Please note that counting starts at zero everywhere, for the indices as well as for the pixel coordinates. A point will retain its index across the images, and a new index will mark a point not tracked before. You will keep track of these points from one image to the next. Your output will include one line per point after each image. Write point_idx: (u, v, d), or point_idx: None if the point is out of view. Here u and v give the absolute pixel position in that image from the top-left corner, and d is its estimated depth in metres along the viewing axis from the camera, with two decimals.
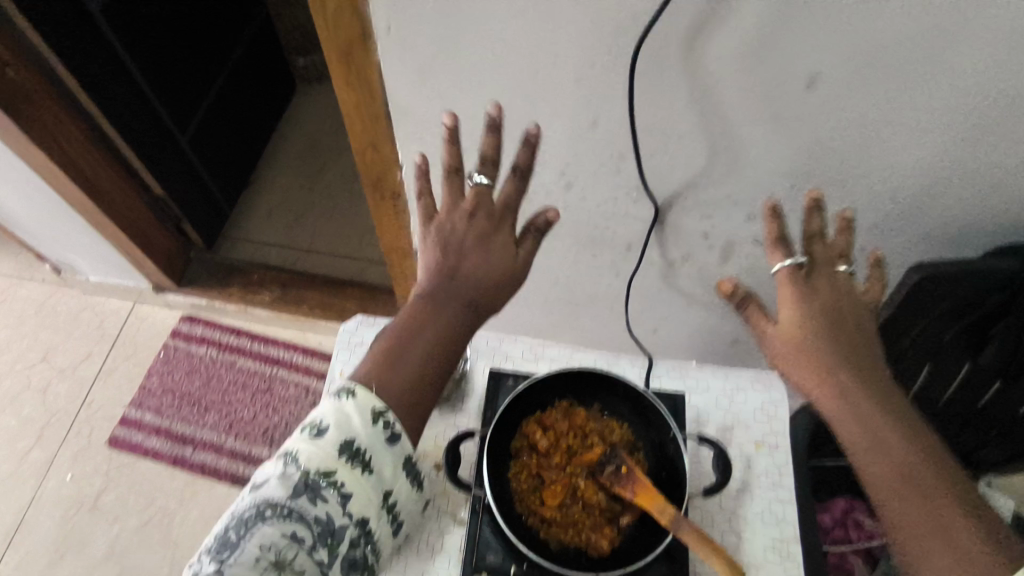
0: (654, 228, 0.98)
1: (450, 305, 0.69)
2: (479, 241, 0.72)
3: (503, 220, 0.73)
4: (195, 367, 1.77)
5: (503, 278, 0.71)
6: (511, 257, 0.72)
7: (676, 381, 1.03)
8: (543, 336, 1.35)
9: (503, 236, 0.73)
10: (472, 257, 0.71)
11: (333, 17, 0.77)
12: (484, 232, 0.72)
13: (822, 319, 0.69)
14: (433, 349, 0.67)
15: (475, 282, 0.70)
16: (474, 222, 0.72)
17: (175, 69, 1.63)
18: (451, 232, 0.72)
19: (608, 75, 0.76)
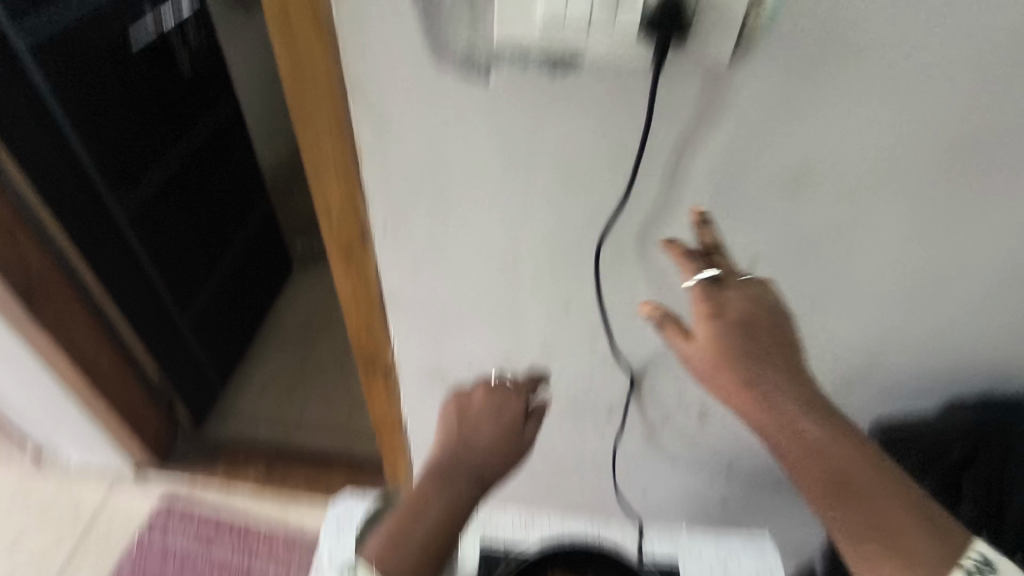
0: (632, 394, 1.05)
1: (465, 471, 0.73)
2: (489, 417, 0.79)
3: (512, 403, 0.83)
4: (169, 555, 1.68)
5: (509, 447, 0.77)
6: (519, 436, 0.79)
7: (669, 548, 1.02)
8: (534, 504, 1.34)
9: (510, 414, 0.81)
10: (485, 430, 0.78)
11: (336, 225, 0.88)
12: (497, 415, 0.80)
13: (743, 336, 0.66)
14: (441, 516, 0.70)
15: (486, 449, 0.76)
16: (487, 400, 0.82)
17: (183, 258, 1.78)
18: (468, 409, 0.80)
19: (577, 265, 0.87)
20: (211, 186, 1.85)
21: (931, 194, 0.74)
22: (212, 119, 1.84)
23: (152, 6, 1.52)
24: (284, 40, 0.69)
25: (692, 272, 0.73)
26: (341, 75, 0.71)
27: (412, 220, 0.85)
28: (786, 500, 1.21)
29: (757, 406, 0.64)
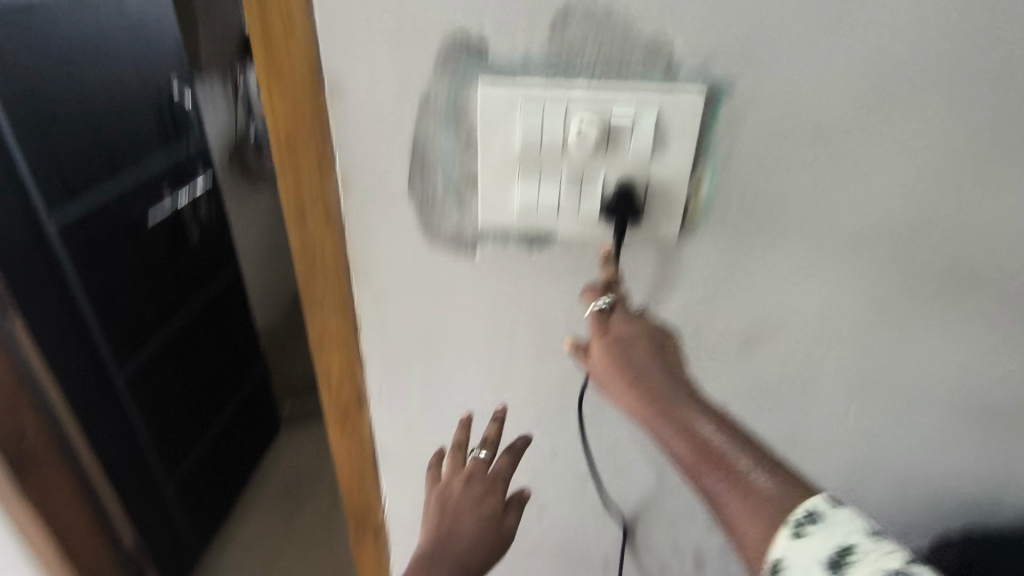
0: (625, 544, 1.04)
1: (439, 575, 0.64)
2: (470, 512, 0.69)
3: (495, 487, 0.72)
4: None
5: (489, 553, 0.68)
6: (498, 528, 0.69)
7: None
8: None
9: (493, 504, 0.70)
10: (467, 535, 0.67)
11: (335, 384, 0.93)
12: (478, 502, 0.69)
13: (623, 354, 0.64)
14: None
15: (463, 558, 0.66)
16: (468, 490, 0.70)
17: (174, 420, 1.79)
18: (448, 506, 0.68)
19: (562, 415, 0.92)
20: (207, 347, 1.92)
21: (877, 341, 0.82)
22: (212, 285, 1.95)
23: (171, 190, 1.72)
24: (298, 233, 0.79)
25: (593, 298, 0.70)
26: (346, 260, 0.81)
27: (406, 381, 0.92)
28: None
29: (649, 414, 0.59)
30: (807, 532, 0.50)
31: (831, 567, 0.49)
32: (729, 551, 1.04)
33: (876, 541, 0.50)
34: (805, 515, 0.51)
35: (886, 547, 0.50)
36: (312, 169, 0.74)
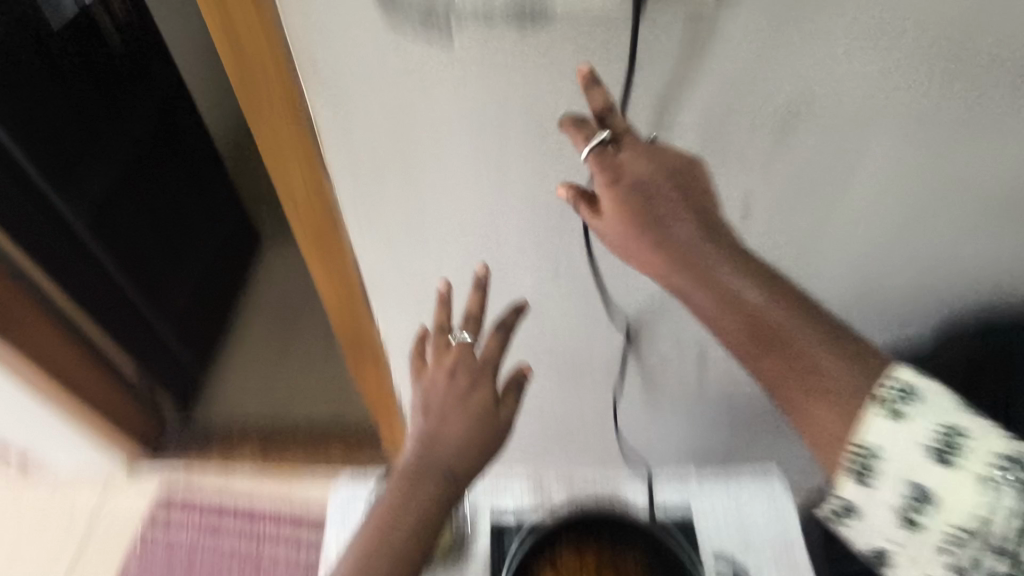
0: (630, 347, 1.00)
1: (423, 474, 0.68)
2: (455, 407, 0.70)
3: (483, 374, 0.72)
4: (177, 551, 1.60)
5: (479, 445, 0.69)
6: (490, 413, 0.70)
7: (682, 498, 1.00)
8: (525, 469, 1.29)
9: (481, 396, 0.71)
10: (454, 430, 0.69)
11: (303, 208, 0.83)
12: (463, 391, 0.71)
13: (637, 207, 0.62)
14: (412, 521, 0.68)
15: (450, 456, 0.69)
16: (450, 385, 0.71)
17: (144, 251, 1.70)
18: (430, 405, 0.71)
19: (562, 221, 0.82)
20: (164, 171, 1.76)
21: None
22: (154, 97, 1.71)
23: None
24: (216, 12, 0.65)
25: (583, 140, 0.63)
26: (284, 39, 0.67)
27: (382, 196, 0.80)
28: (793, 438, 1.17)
29: (643, 245, 0.62)
30: (904, 411, 0.58)
31: (933, 446, 0.58)
32: None
33: (973, 418, 0.58)
34: (902, 393, 0.58)
35: (976, 417, 0.58)
36: (244, 2, 0.64)
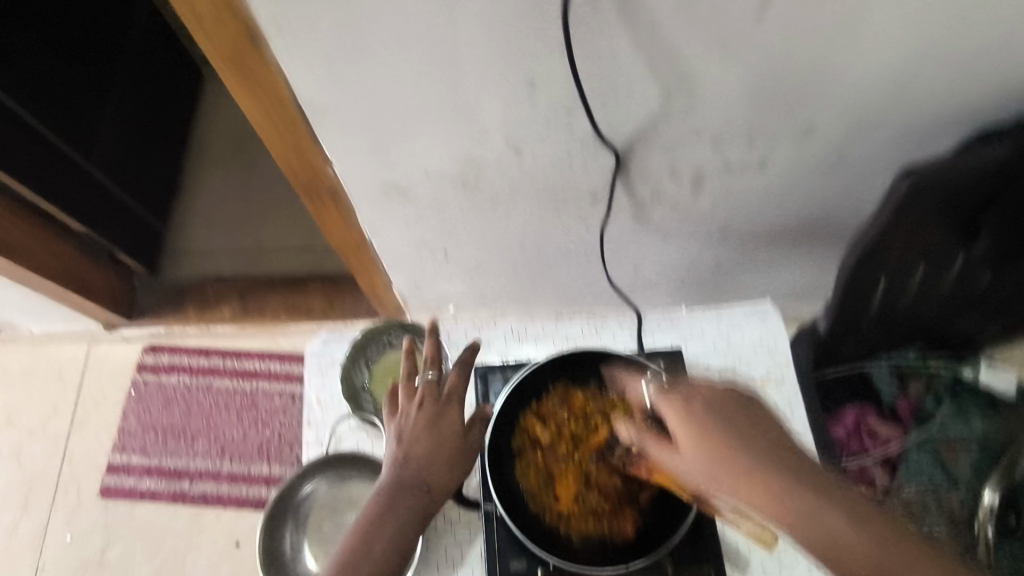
0: (619, 176, 0.88)
1: (399, 494, 0.74)
2: (425, 435, 0.77)
3: (448, 403, 0.79)
4: (172, 398, 1.59)
5: (451, 469, 0.77)
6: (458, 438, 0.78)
7: (669, 333, 0.96)
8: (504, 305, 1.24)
9: (451, 425, 0.78)
10: (423, 451, 0.76)
11: (207, 16, 0.65)
12: (432, 418, 0.78)
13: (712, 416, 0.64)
14: (391, 537, 0.73)
15: (423, 475, 0.76)
16: (419, 415, 0.78)
17: (61, 92, 1.34)
18: (404, 435, 0.78)
19: (537, 25, 0.66)
20: None
21: None
22: None
23: None
24: None
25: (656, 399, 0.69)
26: None
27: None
28: (787, 259, 1.10)
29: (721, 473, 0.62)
30: None
31: None
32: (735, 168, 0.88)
33: None
34: None
35: None
36: None
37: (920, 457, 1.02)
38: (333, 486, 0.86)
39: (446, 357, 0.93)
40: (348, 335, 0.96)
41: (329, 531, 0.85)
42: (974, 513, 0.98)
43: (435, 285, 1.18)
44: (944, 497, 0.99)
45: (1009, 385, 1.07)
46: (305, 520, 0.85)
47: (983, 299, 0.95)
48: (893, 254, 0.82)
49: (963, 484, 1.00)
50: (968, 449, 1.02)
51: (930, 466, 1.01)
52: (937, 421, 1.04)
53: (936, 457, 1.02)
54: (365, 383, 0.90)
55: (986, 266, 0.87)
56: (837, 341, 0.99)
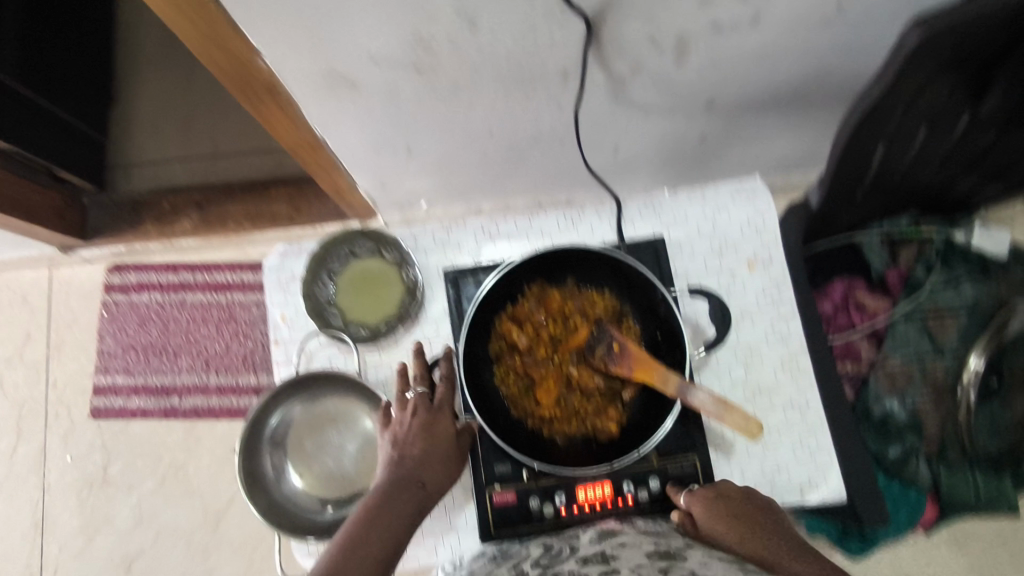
0: (591, 46, 0.75)
1: (397, 495, 0.66)
2: (421, 436, 0.71)
3: (443, 407, 0.74)
4: (147, 316, 1.47)
5: (449, 467, 0.71)
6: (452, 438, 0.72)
7: (651, 220, 0.89)
8: (474, 196, 1.15)
9: (445, 427, 0.72)
10: (419, 450, 0.70)
11: None
12: (425, 424, 0.72)
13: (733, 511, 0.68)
14: (388, 536, 0.62)
15: (421, 471, 0.69)
16: (414, 419, 0.72)
17: None
18: (398, 437, 0.71)
19: None
20: None
21: None
22: None
23: None
24: None
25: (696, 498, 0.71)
26: None
27: None
28: (779, 124, 1.01)
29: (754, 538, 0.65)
30: None
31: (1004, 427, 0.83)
32: (724, 28, 0.75)
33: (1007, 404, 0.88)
34: None
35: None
36: None
37: (907, 329, 1.01)
38: (308, 405, 0.84)
39: (413, 262, 0.86)
40: (306, 246, 0.89)
41: (311, 448, 0.84)
42: (959, 376, 0.98)
43: (402, 183, 1.08)
44: (929, 364, 0.99)
45: (1001, 244, 1.03)
46: (285, 441, 0.84)
47: (984, 159, 0.89)
48: (901, 121, 0.74)
49: (949, 350, 0.99)
50: (957, 315, 1.00)
51: (915, 334, 1.00)
52: (926, 291, 1.02)
53: (923, 327, 1.01)
54: (331, 297, 0.85)
55: (994, 123, 0.79)
56: (828, 214, 0.94)
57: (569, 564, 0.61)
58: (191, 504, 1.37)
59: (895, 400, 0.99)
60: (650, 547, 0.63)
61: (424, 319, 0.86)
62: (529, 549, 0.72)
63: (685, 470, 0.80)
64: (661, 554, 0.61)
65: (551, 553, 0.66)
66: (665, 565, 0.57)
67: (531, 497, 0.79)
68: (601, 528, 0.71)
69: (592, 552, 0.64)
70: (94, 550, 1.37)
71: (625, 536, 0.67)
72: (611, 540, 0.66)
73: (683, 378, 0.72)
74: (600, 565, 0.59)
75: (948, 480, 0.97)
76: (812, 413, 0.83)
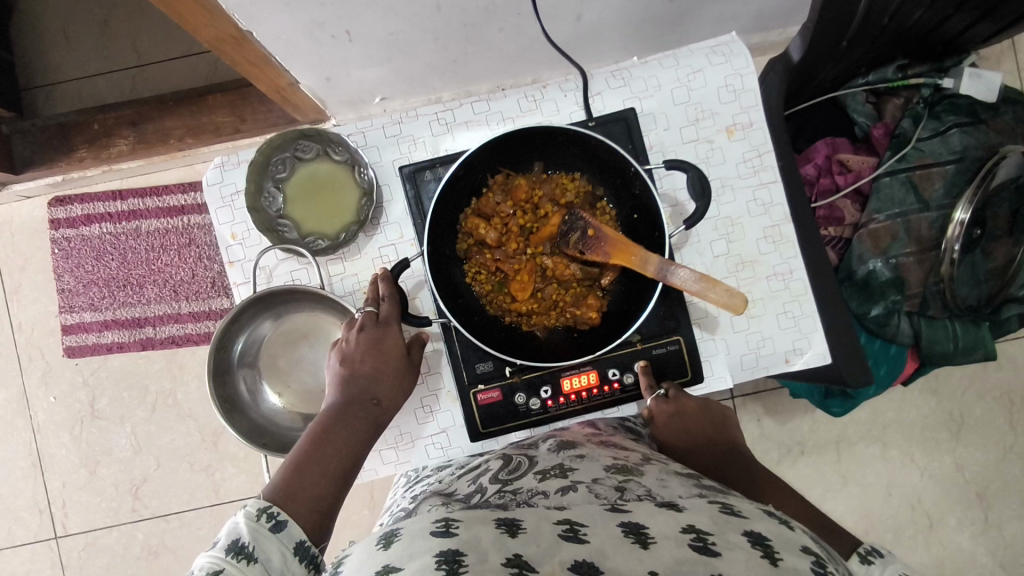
0: None
1: (347, 414, 0.70)
2: (369, 354, 0.72)
3: (389, 321, 0.74)
4: (103, 249, 1.39)
5: (400, 382, 0.74)
6: (400, 353, 0.74)
7: (620, 92, 0.81)
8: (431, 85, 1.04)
9: (393, 343, 0.74)
10: (368, 368, 0.72)
11: None
12: (372, 342, 0.72)
13: (682, 419, 0.77)
14: (344, 451, 0.68)
15: (372, 389, 0.72)
16: (360, 335, 0.72)
17: None
18: (346, 355, 0.73)
19: None
20: None
21: None
22: None
23: None
24: None
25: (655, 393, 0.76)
26: None
27: None
28: None
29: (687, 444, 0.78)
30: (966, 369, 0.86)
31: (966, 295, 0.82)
32: None
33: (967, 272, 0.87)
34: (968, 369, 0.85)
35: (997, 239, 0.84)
36: None
37: (891, 184, 0.95)
38: (279, 324, 0.80)
39: (364, 162, 0.79)
40: (245, 156, 0.81)
41: (287, 365, 0.81)
42: (943, 230, 0.94)
43: (349, 76, 0.95)
44: (913, 220, 0.94)
45: (993, 87, 0.95)
46: (258, 362, 0.80)
47: None
48: None
49: (934, 204, 0.94)
50: (944, 167, 0.94)
51: (901, 191, 0.94)
52: (912, 142, 0.95)
53: (909, 182, 0.94)
54: (281, 210, 0.78)
55: None
56: (811, 69, 0.87)
57: (531, 478, 0.66)
58: (187, 429, 1.36)
59: (881, 261, 0.95)
60: (608, 461, 0.68)
61: (385, 222, 0.81)
62: (490, 459, 0.75)
63: (669, 350, 0.79)
64: (619, 469, 0.66)
65: (511, 467, 0.70)
66: (621, 483, 0.62)
67: (516, 393, 0.78)
68: (559, 437, 0.75)
69: (551, 465, 0.68)
70: (99, 483, 1.37)
71: (582, 447, 0.72)
72: (568, 451, 0.71)
73: (663, 258, 0.66)
74: (560, 480, 0.64)
75: (929, 332, 0.96)
76: (797, 283, 0.81)
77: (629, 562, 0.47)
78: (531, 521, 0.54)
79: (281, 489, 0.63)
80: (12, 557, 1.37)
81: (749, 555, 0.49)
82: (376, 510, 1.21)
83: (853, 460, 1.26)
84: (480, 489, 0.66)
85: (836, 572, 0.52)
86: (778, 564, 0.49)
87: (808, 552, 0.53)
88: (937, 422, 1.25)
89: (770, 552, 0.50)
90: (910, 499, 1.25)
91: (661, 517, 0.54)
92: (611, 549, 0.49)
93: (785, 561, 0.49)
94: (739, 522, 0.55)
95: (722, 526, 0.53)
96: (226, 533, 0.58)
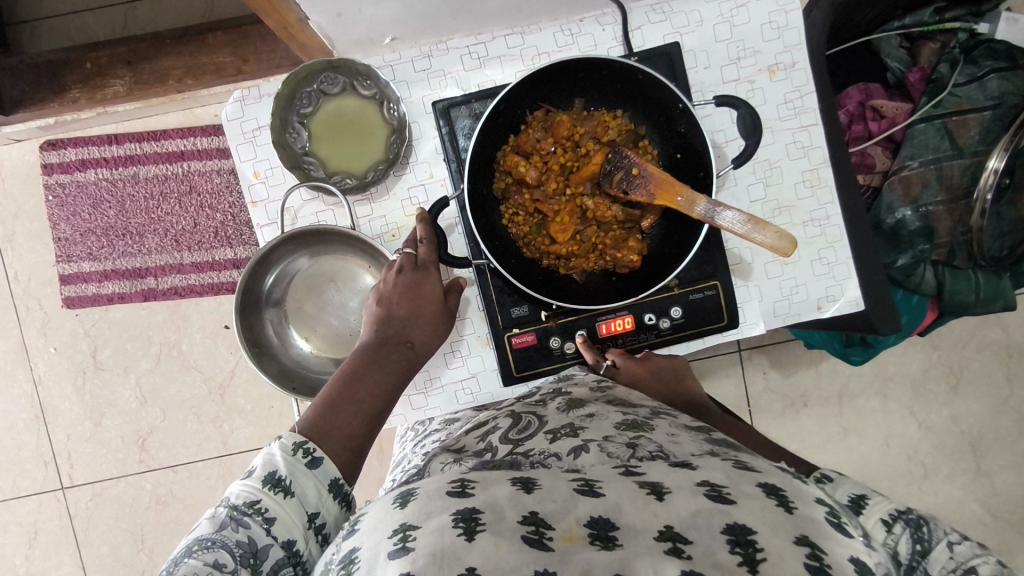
0: None
1: (383, 356, 0.69)
2: (405, 295, 0.70)
3: (428, 265, 0.72)
4: (100, 195, 1.34)
5: (435, 326, 0.72)
6: (439, 297, 0.72)
7: (661, 27, 0.78)
8: None
9: (431, 286, 0.72)
10: (403, 309, 0.70)
11: None
12: (411, 283, 0.70)
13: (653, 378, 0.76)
14: (377, 394, 0.67)
15: (408, 331, 0.70)
16: (399, 275, 0.70)
17: None
18: (382, 295, 0.71)
19: None
20: None
21: None
22: None
23: None
24: None
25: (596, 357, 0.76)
26: None
27: None
28: None
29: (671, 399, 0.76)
30: None
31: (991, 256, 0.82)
32: None
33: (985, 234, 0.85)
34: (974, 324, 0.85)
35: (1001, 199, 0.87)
36: None
37: (925, 131, 0.93)
38: (313, 263, 0.78)
39: (394, 96, 0.75)
40: (266, 90, 0.77)
41: (313, 310, 0.79)
42: (975, 179, 0.93)
43: None
44: (946, 166, 0.93)
45: None
46: (284, 303, 0.78)
47: None
48: None
49: (969, 151, 0.93)
50: (980, 113, 0.92)
51: (936, 138, 0.93)
52: (947, 88, 0.93)
53: (944, 129, 0.93)
54: (307, 147, 0.75)
55: None
56: (856, 7, 0.84)
57: (541, 439, 0.62)
58: (191, 380, 1.35)
59: (909, 209, 0.94)
60: (617, 418, 0.65)
61: (415, 161, 0.78)
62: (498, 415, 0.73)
63: (707, 295, 0.78)
64: (629, 425, 0.63)
65: (521, 426, 0.67)
66: (633, 440, 0.59)
67: (551, 336, 0.78)
68: (567, 395, 0.70)
69: (561, 424, 0.64)
70: (104, 434, 1.35)
71: (591, 405, 0.67)
72: (578, 411, 0.67)
73: (710, 199, 0.64)
74: (572, 439, 0.60)
75: (952, 282, 0.94)
76: (835, 229, 0.80)
77: (643, 516, 0.46)
78: (547, 478, 0.52)
79: (315, 426, 0.62)
80: (19, 507, 1.36)
81: (764, 504, 0.47)
82: (385, 460, 1.22)
83: (854, 412, 1.27)
84: (490, 448, 0.62)
85: (849, 521, 0.49)
86: (793, 512, 0.47)
87: (822, 503, 0.50)
88: (937, 375, 1.27)
89: (784, 500, 0.49)
90: (911, 450, 1.27)
91: (675, 471, 0.51)
92: (626, 501, 0.47)
93: (800, 510, 0.48)
94: (754, 473, 0.52)
95: (734, 478, 0.51)
96: (264, 463, 0.57)
